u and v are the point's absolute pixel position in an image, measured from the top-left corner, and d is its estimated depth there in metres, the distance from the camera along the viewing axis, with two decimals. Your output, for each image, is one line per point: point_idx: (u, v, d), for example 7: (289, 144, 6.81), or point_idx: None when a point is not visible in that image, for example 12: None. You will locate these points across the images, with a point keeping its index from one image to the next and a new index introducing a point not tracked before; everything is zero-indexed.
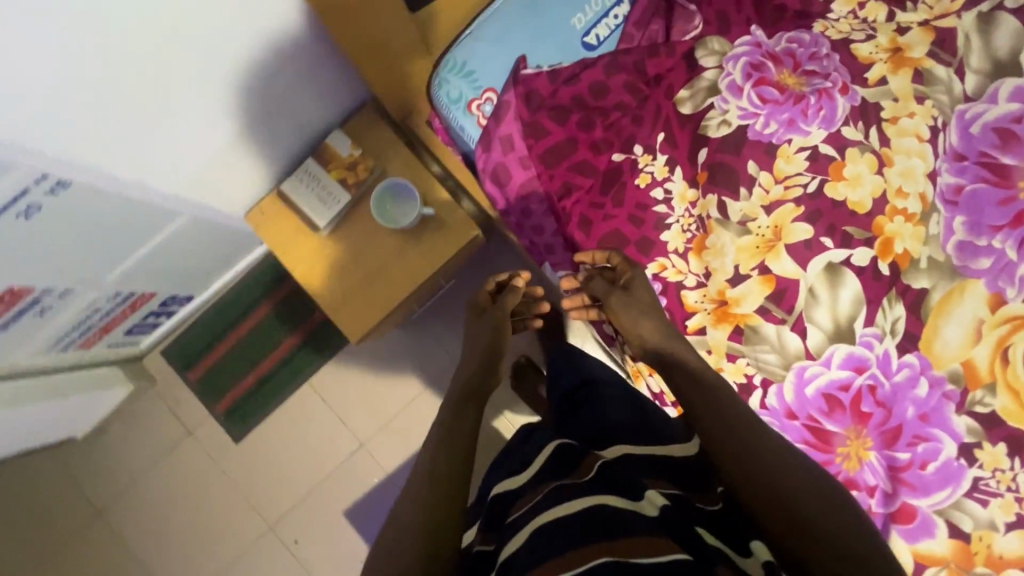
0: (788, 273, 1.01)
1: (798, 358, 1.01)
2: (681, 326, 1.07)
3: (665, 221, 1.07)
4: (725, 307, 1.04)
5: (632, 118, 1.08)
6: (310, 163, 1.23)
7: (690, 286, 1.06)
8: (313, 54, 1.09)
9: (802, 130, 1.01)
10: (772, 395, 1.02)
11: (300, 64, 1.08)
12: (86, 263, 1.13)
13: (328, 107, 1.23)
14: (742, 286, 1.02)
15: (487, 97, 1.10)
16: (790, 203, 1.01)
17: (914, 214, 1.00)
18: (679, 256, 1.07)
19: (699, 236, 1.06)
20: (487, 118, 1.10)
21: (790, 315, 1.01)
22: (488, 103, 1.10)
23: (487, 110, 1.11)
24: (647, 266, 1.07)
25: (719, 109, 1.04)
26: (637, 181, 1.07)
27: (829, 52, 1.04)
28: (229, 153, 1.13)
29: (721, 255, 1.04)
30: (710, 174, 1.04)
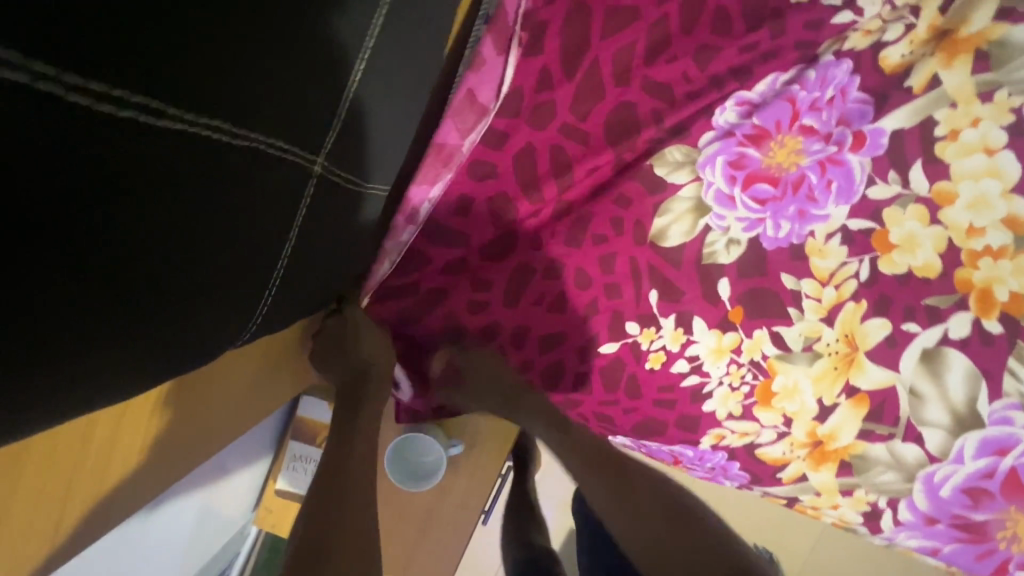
0: (881, 382, 0.84)
1: (923, 466, 0.86)
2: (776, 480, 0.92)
3: (703, 391, 0.89)
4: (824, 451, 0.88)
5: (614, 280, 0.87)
6: (295, 443, 1.06)
7: (769, 441, 0.90)
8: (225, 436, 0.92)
9: (818, 215, 0.82)
10: (904, 509, 0.88)
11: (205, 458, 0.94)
12: None
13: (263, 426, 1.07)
14: (834, 420, 0.87)
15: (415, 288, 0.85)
16: (850, 302, 0.83)
17: (1005, 248, 0.77)
18: (737, 419, 0.90)
19: (760, 387, 0.88)
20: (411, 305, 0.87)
21: (897, 427, 0.85)
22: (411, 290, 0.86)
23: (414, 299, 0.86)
24: (701, 440, 0.91)
25: (717, 229, 0.85)
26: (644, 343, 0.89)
27: (835, 94, 0.79)
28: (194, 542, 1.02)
29: (797, 396, 0.87)
30: (747, 304, 0.86)
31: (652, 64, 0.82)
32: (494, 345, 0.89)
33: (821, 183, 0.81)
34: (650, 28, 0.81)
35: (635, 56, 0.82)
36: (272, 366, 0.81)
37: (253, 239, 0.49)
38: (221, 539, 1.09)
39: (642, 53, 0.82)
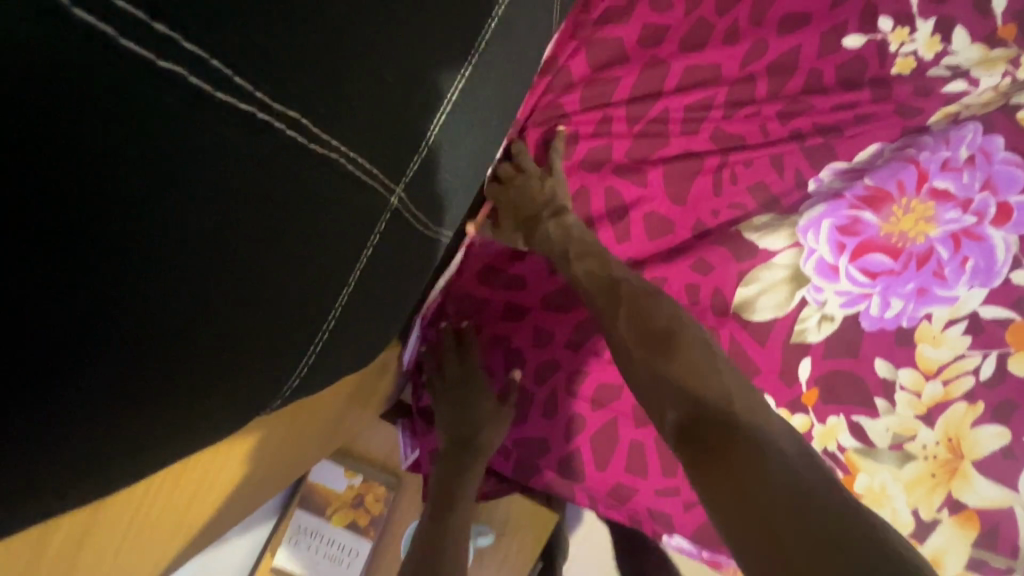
0: (995, 501, 0.70)
1: None
2: None
3: None
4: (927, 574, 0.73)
5: None
6: (301, 513, 0.93)
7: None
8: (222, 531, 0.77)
9: (943, 296, 0.70)
10: None
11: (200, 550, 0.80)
12: None
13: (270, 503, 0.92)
14: (934, 540, 0.72)
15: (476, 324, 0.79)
16: (960, 402, 0.70)
17: None
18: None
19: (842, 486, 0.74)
20: (476, 342, 0.78)
21: (1019, 559, 0.69)
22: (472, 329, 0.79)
23: (478, 339, 0.78)
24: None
25: (814, 304, 0.73)
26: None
27: (973, 154, 0.69)
28: None
29: (885, 505, 0.73)
30: (825, 390, 0.74)
31: (736, 123, 0.76)
32: (541, 418, 0.78)
33: (953, 261, 0.69)
34: (733, 87, 0.76)
35: (717, 115, 0.76)
36: (298, 436, 0.72)
37: (305, 280, 0.39)
38: None
39: (726, 113, 0.76)
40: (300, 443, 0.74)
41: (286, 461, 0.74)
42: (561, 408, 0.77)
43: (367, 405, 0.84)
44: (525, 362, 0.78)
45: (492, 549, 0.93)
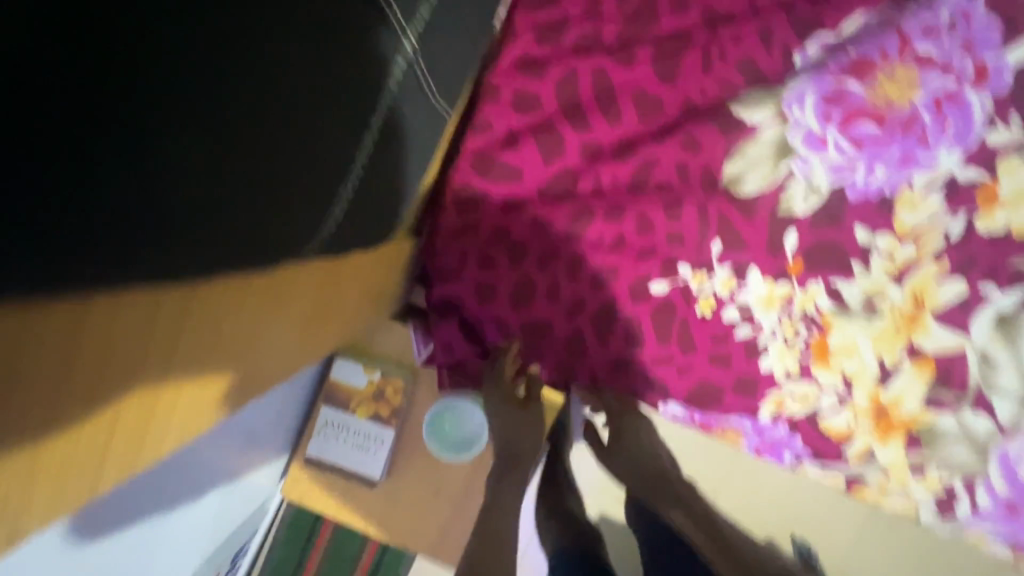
0: (948, 346, 0.80)
1: (994, 440, 0.82)
2: (841, 458, 0.86)
3: (757, 345, 0.83)
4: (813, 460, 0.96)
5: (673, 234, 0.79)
6: (327, 410, 1.00)
7: (829, 410, 0.84)
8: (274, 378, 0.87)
9: (926, 161, 0.75)
10: (983, 494, 0.84)
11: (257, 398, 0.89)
12: None
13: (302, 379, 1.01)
14: (896, 384, 0.82)
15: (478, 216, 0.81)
16: (930, 261, 0.78)
17: None
18: (794, 381, 0.83)
19: (818, 345, 0.82)
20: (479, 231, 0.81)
21: (965, 393, 0.81)
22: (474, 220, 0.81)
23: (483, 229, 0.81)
24: (761, 408, 0.84)
25: (800, 176, 0.77)
26: (700, 311, 0.82)
27: (954, 17, 0.72)
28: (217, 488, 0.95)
29: (855, 356, 0.82)
30: (808, 259, 0.80)
31: None
32: (543, 303, 0.83)
33: (936, 124, 0.73)
34: None
35: None
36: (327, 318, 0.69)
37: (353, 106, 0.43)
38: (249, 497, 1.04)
39: None
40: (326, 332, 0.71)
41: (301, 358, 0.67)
42: (563, 291, 0.82)
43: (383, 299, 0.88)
44: (527, 251, 0.81)
45: None
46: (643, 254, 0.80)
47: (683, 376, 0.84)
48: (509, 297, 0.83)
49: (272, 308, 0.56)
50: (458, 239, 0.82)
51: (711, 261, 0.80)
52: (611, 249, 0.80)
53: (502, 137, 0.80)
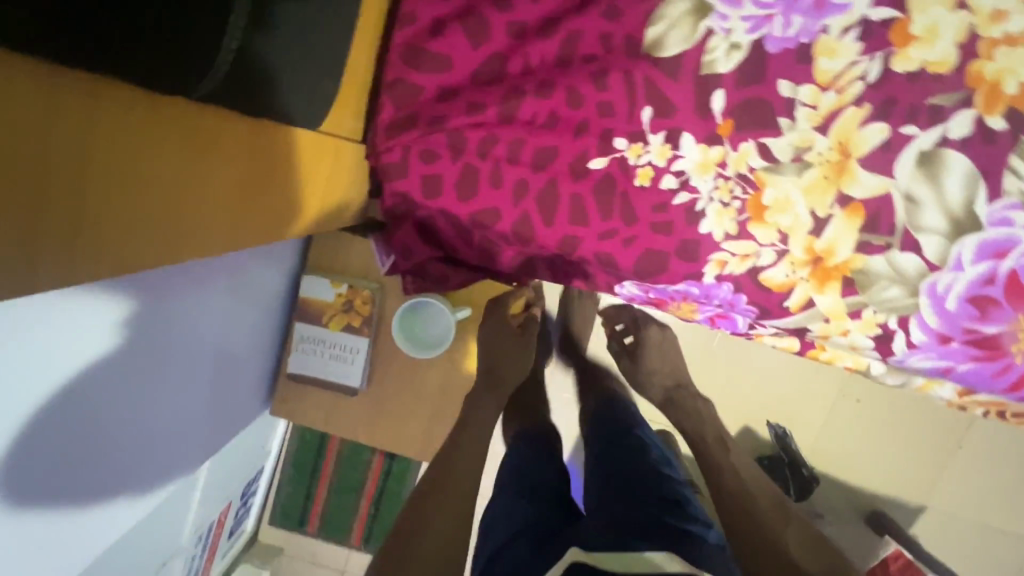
0: (875, 190, 0.84)
1: (924, 276, 0.87)
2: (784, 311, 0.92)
3: (696, 209, 0.86)
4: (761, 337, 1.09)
5: (603, 104, 0.81)
6: (302, 325, 1.05)
7: (768, 265, 0.89)
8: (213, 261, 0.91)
9: (839, 5, 0.79)
10: (915, 329, 0.91)
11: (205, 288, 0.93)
12: (131, 552, 1.04)
13: (252, 278, 1.05)
14: (829, 233, 0.87)
15: (416, 109, 0.83)
16: (851, 107, 0.81)
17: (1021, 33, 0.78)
18: (734, 240, 0.87)
19: (753, 203, 0.86)
20: (418, 124, 0.84)
21: (895, 234, 0.86)
22: (413, 114, 0.84)
23: (421, 121, 0.84)
24: (705, 270, 0.89)
25: (721, 34, 0.80)
26: (638, 182, 0.86)
27: None
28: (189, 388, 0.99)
29: (789, 210, 0.86)
30: (737, 119, 0.83)
31: None
32: (488, 189, 0.86)
33: None
34: None
35: None
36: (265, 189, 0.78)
37: None
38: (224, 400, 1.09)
39: None
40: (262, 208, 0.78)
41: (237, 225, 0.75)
42: (506, 175, 0.86)
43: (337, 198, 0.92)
44: (467, 138, 0.83)
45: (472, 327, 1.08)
46: (578, 130, 0.83)
47: (629, 247, 0.88)
48: (455, 187, 0.86)
49: (211, 145, 0.67)
50: (398, 132, 0.84)
51: (644, 130, 0.83)
52: (548, 129, 0.83)
53: (429, 26, 0.81)
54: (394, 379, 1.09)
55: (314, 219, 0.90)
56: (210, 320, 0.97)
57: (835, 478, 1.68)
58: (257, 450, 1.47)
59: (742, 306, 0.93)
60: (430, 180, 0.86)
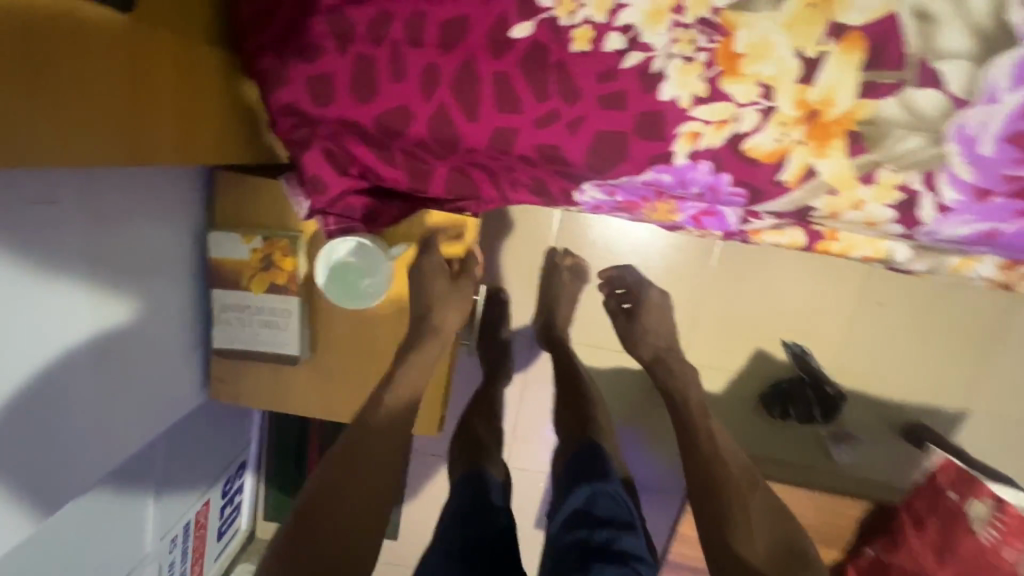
0: (875, 12, 0.67)
1: (950, 116, 0.68)
2: (779, 187, 0.75)
3: (652, 71, 0.69)
4: (760, 235, 0.93)
5: None
6: (219, 293, 0.90)
7: (752, 130, 0.72)
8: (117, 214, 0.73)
9: None
10: (947, 188, 0.73)
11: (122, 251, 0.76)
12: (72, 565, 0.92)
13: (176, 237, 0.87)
14: (824, 78, 0.69)
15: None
16: None
17: None
18: (704, 104, 0.70)
19: (723, 53, 0.68)
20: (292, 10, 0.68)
21: (907, 69, 0.68)
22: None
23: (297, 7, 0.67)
24: (674, 148, 0.73)
25: None
26: (576, 47, 0.68)
27: None
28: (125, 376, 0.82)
29: (769, 56, 0.68)
30: None
31: None
32: (391, 84, 0.69)
33: None
34: None
35: None
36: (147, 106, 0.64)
37: None
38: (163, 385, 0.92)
39: None
40: (143, 130, 0.64)
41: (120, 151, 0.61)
42: (410, 63, 0.69)
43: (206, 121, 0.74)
44: (354, 20, 0.67)
45: (420, 267, 0.93)
46: None
47: (575, 133, 0.71)
48: (350, 87, 0.70)
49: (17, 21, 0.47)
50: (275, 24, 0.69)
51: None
52: None
53: None
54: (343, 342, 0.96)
55: (210, 150, 0.76)
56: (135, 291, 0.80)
57: (865, 396, 1.52)
58: (227, 441, 1.36)
59: (728, 189, 0.77)
60: (319, 81, 0.70)
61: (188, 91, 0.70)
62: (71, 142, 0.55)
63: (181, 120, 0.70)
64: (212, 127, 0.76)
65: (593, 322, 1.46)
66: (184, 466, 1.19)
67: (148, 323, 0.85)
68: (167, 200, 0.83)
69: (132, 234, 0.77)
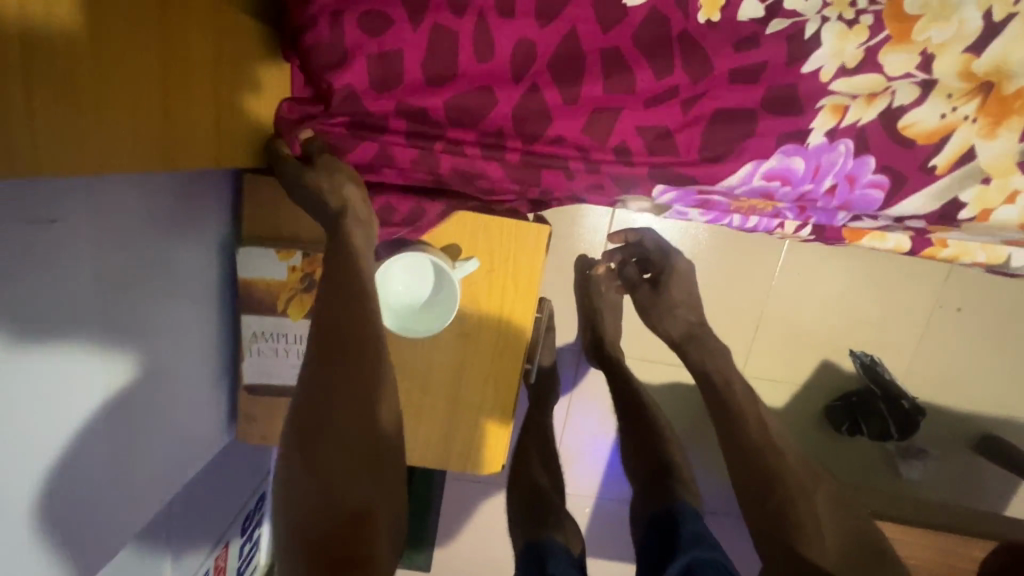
0: None
1: None
2: (926, 180, 0.59)
3: (802, 40, 0.55)
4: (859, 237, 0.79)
5: None
6: (250, 319, 0.76)
7: (911, 103, 0.56)
8: (120, 222, 0.58)
9: None
10: None
11: (126, 271, 0.60)
12: None
13: (196, 257, 0.72)
14: (1001, 42, 0.53)
15: None
16: None
17: None
18: (851, 77, 0.55)
19: (892, 15, 0.53)
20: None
21: None
22: None
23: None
24: (813, 123, 0.57)
25: None
26: (703, 17, 0.55)
27: None
28: (131, 422, 0.66)
29: (949, 16, 0.53)
30: None
31: None
32: (474, 59, 0.56)
33: None
34: None
35: None
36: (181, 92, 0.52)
37: None
38: (178, 428, 0.76)
39: None
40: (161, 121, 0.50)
41: (157, 149, 0.50)
42: (498, 35, 0.55)
43: (232, 112, 0.60)
44: None
45: (484, 280, 0.79)
46: None
47: (698, 117, 0.58)
48: (423, 58, 0.56)
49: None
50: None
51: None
52: None
53: None
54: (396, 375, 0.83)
55: (251, 145, 0.65)
56: (139, 318, 0.64)
57: (939, 409, 1.40)
58: (249, 474, 1.22)
59: (866, 179, 0.60)
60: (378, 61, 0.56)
61: (224, 75, 0.58)
62: (96, 132, 0.43)
63: (218, 110, 0.58)
64: (252, 121, 0.64)
65: (645, 334, 1.33)
66: (205, 510, 1.05)
67: (168, 352, 0.71)
68: (189, 207, 0.69)
69: (141, 246, 0.62)
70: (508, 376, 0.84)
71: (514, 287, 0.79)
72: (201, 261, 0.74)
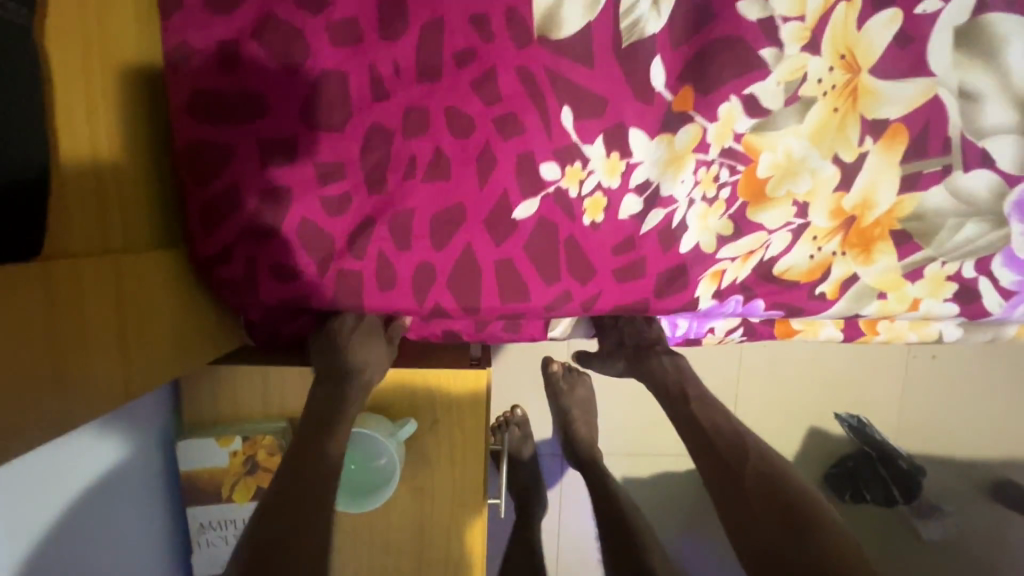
0: (916, 100, 0.56)
1: (1005, 195, 0.59)
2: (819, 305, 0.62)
3: (674, 228, 0.59)
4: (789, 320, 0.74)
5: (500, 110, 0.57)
6: (195, 510, 0.75)
7: (782, 252, 0.60)
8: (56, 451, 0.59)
9: None
10: (1004, 271, 0.61)
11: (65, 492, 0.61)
12: None
13: (139, 463, 0.72)
14: (858, 183, 0.57)
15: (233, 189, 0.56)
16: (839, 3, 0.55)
17: None
18: (732, 241, 0.59)
19: (748, 189, 0.58)
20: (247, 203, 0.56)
21: (951, 152, 0.57)
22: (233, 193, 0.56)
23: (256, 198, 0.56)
24: (698, 293, 0.61)
25: None
26: (588, 219, 0.59)
27: None
28: None
29: (800, 173, 0.57)
30: (695, 83, 0.56)
31: None
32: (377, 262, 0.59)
33: None
34: None
35: None
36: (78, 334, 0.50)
37: None
38: None
39: None
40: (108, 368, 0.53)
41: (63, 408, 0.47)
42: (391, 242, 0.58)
43: (176, 333, 0.63)
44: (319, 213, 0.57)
45: (429, 434, 0.78)
46: (474, 150, 0.57)
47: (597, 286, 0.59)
48: (315, 264, 0.58)
49: None
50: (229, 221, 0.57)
51: (569, 130, 0.57)
52: (432, 161, 0.57)
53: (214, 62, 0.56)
54: (356, 539, 0.80)
55: (163, 367, 0.61)
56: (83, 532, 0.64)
57: (941, 462, 1.34)
58: None
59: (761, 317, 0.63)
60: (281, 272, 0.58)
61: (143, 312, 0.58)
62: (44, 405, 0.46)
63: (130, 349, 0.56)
64: (172, 343, 0.63)
65: (623, 428, 1.30)
66: None
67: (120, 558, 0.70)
68: (120, 428, 0.69)
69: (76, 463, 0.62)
70: (466, 523, 0.81)
71: (458, 428, 0.78)
72: (146, 465, 0.74)
